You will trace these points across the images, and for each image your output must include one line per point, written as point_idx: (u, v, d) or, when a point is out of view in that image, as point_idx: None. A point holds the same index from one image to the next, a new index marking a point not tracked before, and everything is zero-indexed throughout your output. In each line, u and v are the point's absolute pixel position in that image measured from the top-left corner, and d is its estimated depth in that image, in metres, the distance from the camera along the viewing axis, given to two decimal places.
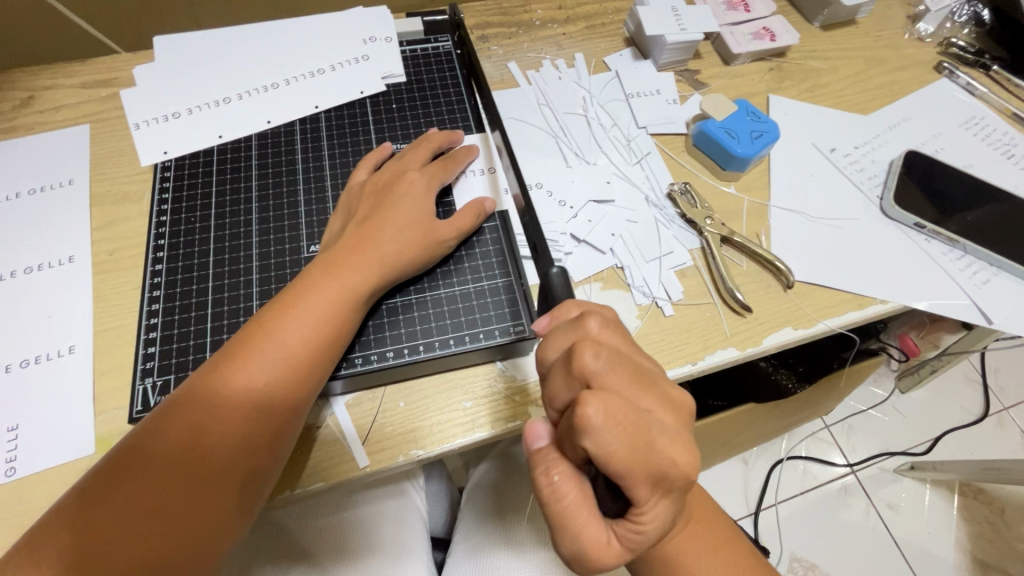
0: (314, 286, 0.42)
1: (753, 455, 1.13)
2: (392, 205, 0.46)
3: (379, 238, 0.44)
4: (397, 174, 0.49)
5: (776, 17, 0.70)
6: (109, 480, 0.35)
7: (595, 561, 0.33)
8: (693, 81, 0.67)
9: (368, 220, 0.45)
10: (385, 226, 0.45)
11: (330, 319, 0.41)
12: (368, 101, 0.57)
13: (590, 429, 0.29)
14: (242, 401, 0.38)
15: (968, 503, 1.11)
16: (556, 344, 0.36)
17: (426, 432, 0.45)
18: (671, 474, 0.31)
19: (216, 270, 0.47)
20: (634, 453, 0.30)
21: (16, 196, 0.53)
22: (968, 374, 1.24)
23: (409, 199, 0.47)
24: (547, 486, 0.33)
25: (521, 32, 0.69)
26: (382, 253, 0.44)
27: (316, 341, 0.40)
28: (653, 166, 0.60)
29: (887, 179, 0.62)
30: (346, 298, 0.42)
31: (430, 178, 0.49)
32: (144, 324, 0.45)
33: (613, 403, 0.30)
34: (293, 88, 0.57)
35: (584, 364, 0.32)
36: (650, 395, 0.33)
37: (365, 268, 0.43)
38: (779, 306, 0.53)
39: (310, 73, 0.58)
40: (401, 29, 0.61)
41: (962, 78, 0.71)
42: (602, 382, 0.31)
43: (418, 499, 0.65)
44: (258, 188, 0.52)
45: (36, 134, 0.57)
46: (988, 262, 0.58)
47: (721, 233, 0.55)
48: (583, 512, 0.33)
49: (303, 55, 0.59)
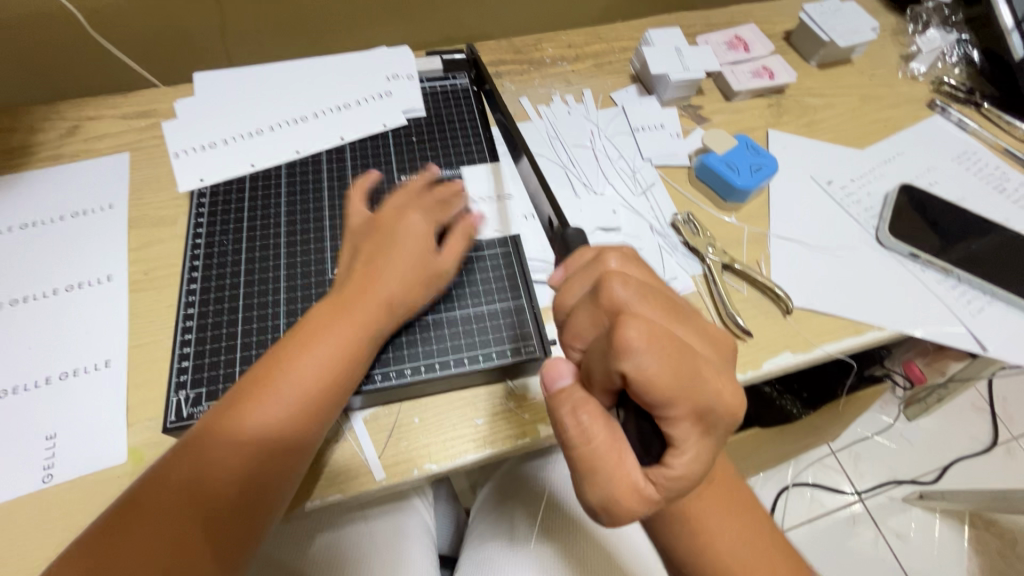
0: (329, 324, 0.44)
1: (759, 481, 1.13)
2: (396, 245, 0.48)
3: (386, 282, 0.46)
4: (399, 212, 0.51)
5: (774, 57, 0.74)
6: (134, 508, 0.37)
7: (625, 509, 0.32)
8: (695, 116, 0.70)
9: (373, 261, 0.47)
10: (390, 265, 0.47)
11: (341, 359, 0.43)
12: (390, 133, 0.61)
13: (631, 350, 0.29)
14: (258, 437, 0.40)
15: (979, 534, 1.10)
16: (579, 284, 0.36)
17: (440, 447, 0.47)
18: (713, 405, 0.31)
19: (247, 290, 0.51)
20: (678, 377, 0.30)
21: (60, 219, 0.57)
22: (975, 402, 1.24)
23: (412, 239, 0.49)
24: (574, 427, 0.33)
25: (533, 69, 0.73)
26: (393, 295, 0.46)
27: (329, 378, 0.42)
28: (657, 197, 0.63)
29: (883, 211, 0.64)
30: (357, 337, 0.44)
31: (430, 218, 0.51)
32: (178, 340, 0.48)
33: (652, 327, 0.30)
34: (321, 121, 0.61)
35: (614, 293, 0.32)
36: (686, 325, 0.34)
37: (375, 308, 0.45)
38: (778, 331, 0.55)
39: (337, 108, 0.62)
40: (423, 67, 0.66)
41: (954, 114, 0.74)
42: (633, 306, 0.32)
43: (427, 514, 0.67)
44: (287, 214, 0.55)
45: (80, 161, 0.62)
46: (981, 291, 0.60)
47: (723, 260, 0.58)
48: (613, 454, 0.32)
49: (331, 91, 0.63)
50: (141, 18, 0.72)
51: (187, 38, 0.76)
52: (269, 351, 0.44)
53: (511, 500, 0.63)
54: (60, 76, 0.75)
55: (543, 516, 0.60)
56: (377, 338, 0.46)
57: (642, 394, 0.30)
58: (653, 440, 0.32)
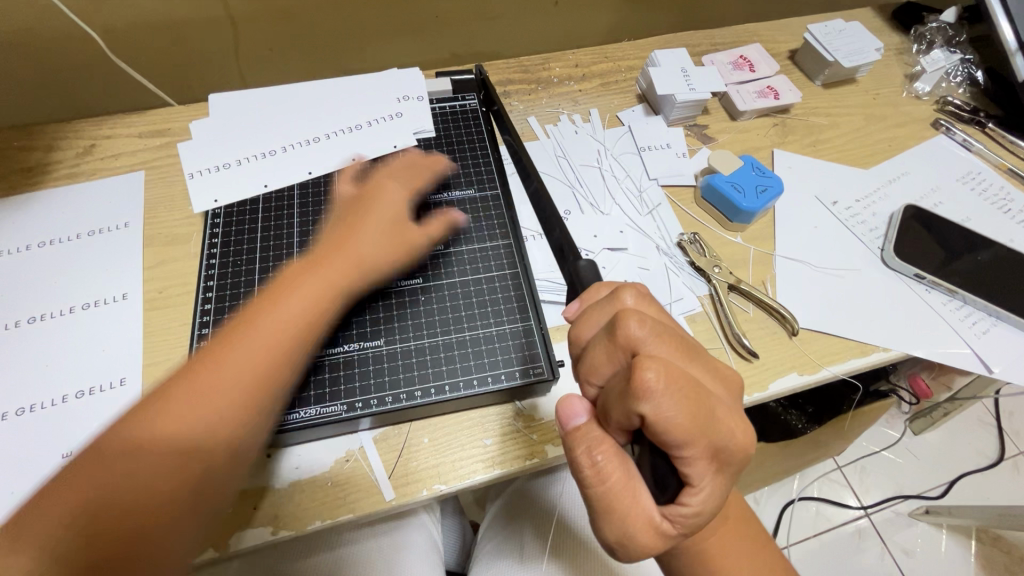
0: (300, 279, 0.46)
1: (764, 495, 1.13)
2: (375, 208, 0.52)
3: (359, 238, 0.49)
4: (376, 181, 0.55)
5: (779, 77, 0.74)
6: (98, 453, 0.36)
7: (641, 544, 0.33)
8: (701, 135, 0.71)
9: (348, 220, 0.51)
10: (365, 229, 0.50)
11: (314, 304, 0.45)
12: (401, 154, 0.62)
13: (651, 394, 0.29)
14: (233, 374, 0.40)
15: (987, 550, 1.09)
16: (594, 319, 0.37)
17: (449, 468, 0.48)
18: (727, 443, 0.31)
19: None
20: (696, 420, 0.30)
21: (77, 237, 0.58)
22: (982, 417, 1.23)
23: (387, 203, 0.53)
24: (590, 465, 0.33)
25: (541, 88, 0.74)
26: (365, 252, 0.49)
27: (304, 318, 0.44)
28: (663, 217, 0.64)
29: (888, 231, 0.65)
30: (332, 286, 0.46)
31: (404, 185, 0.55)
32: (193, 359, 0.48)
33: (669, 369, 0.31)
34: (333, 142, 0.62)
35: (630, 332, 0.33)
36: (699, 364, 0.34)
37: (347, 258, 0.48)
38: (785, 351, 0.55)
39: (349, 129, 0.63)
40: (432, 88, 0.67)
41: (959, 134, 0.74)
42: (649, 347, 0.32)
43: (433, 529, 0.68)
44: (299, 235, 0.56)
45: (96, 179, 0.63)
46: (987, 313, 0.60)
47: (729, 281, 0.58)
48: (628, 492, 0.32)
49: (341, 112, 0.64)
50: (156, 39, 0.73)
51: (200, 58, 0.78)
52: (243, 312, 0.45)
53: (518, 517, 0.63)
54: (77, 94, 0.76)
55: (551, 533, 0.60)
56: (346, 290, 0.47)
57: (660, 436, 0.30)
58: (668, 479, 0.32)
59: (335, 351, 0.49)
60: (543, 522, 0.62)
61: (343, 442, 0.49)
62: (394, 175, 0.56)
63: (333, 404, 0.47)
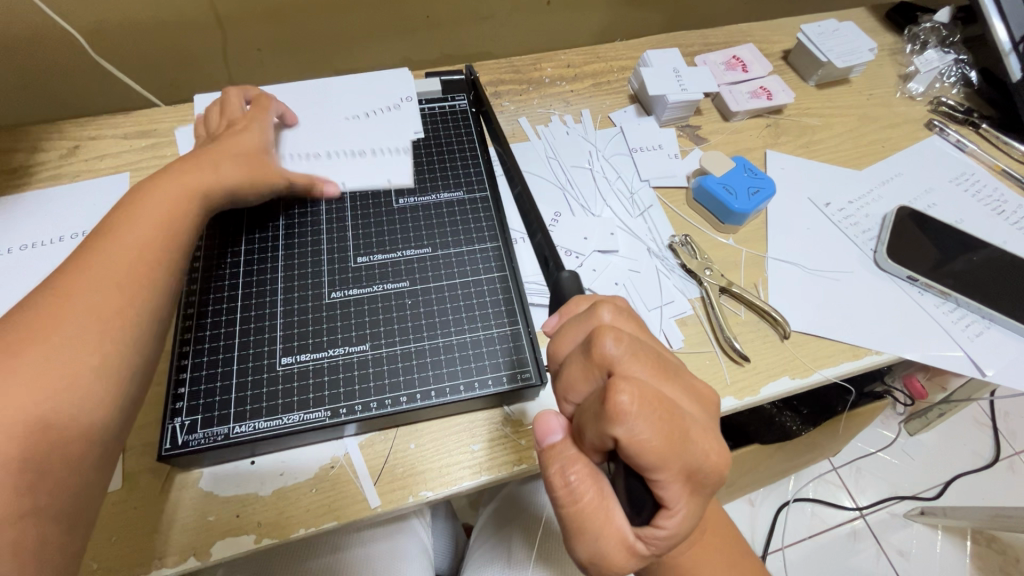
0: (157, 186, 0.45)
1: (759, 496, 1.12)
2: (229, 138, 0.52)
3: (215, 155, 0.49)
4: (232, 123, 0.55)
5: (772, 77, 0.74)
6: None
7: (615, 564, 0.32)
8: (693, 136, 0.71)
9: (200, 151, 0.50)
10: (219, 151, 0.50)
11: (169, 212, 0.44)
12: (394, 191, 0.59)
13: (624, 417, 0.29)
14: (107, 274, 0.39)
15: (982, 551, 1.09)
16: (572, 335, 0.36)
17: (435, 475, 0.47)
18: (703, 465, 0.31)
19: (243, 314, 0.50)
20: (672, 444, 0.29)
21: (60, 239, 0.57)
22: (977, 417, 1.23)
23: (242, 135, 0.53)
24: (563, 486, 0.33)
25: (531, 89, 0.73)
26: (218, 168, 0.49)
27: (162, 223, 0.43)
28: (655, 219, 0.63)
29: (881, 233, 0.64)
30: (191, 184, 0.46)
31: (263, 125, 0.55)
32: (173, 365, 0.47)
33: (644, 390, 0.30)
34: (324, 160, 0.59)
35: (605, 351, 0.32)
36: (678, 381, 0.33)
37: (199, 171, 0.47)
38: (776, 355, 0.55)
39: (349, 154, 0.60)
40: (421, 89, 0.67)
41: (952, 135, 0.74)
42: (624, 366, 0.32)
43: (425, 535, 0.67)
44: (285, 238, 0.55)
45: (79, 181, 0.62)
46: (980, 315, 0.60)
47: (720, 284, 0.58)
48: (601, 513, 0.32)
49: (338, 129, 0.62)
50: (144, 38, 0.73)
51: (189, 58, 0.77)
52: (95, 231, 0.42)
53: (507, 521, 0.63)
54: (62, 94, 0.75)
55: (540, 538, 0.60)
56: (212, 186, 0.47)
57: (633, 459, 0.29)
58: (644, 502, 0.31)
59: (320, 356, 0.49)
60: (533, 527, 0.61)
61: (329, 448, 0.48)
62: (252, 117, 0.56)
63: (317, 410, 0.46)
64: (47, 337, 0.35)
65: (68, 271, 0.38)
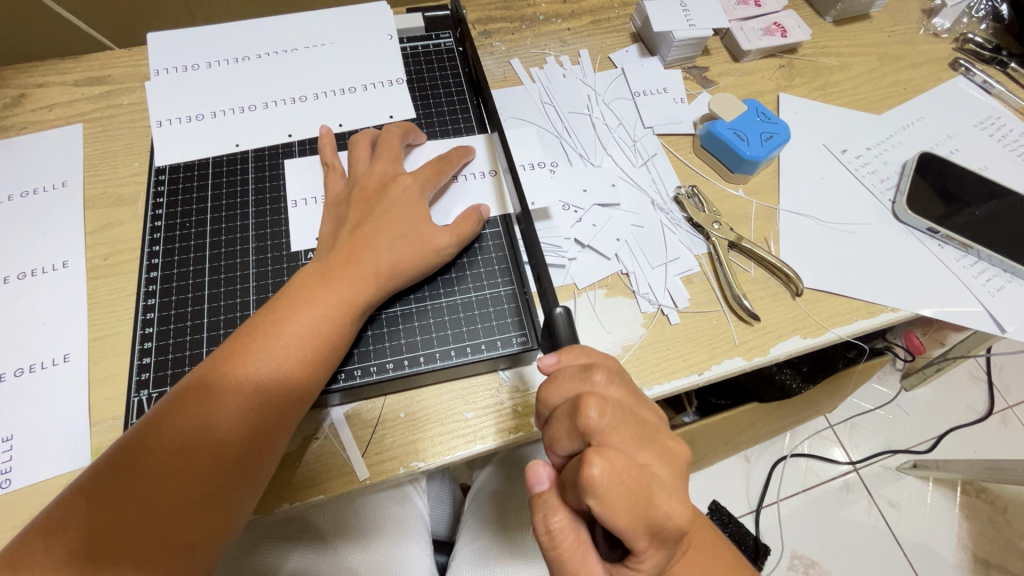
0: (336, 271, 0.42)
1: (755, 452, 1.13)
2: (393, 209, 0.45)
3: (370, 245, 0.43)
4: (387, 183, 0.47)
5: (787, 12, 0.67)
6: (166, 444, 0.36)
7: None
8: (701, 79, 0.65)
9: (361, 221, 0.45)
10: (380, 230, 0.44)
11: (334, 309, 0.41)
12: (513, 217, 0.51)
13: (595, 492, 0.27)
14: (259, 381, 0.38)
15: (971, 501, 1.10)
16: (559, 390, 0.33)
17: (427, 444, 0.44)
18: (668, 528, 0.30)
19: (212, 291, 0.47)
20: (640, 515, 0.28)
21: (8, 199, 0.52)
22: (973, 372, 1.22)
23: (401, 205, 0.46)
24: (544, 532, 0.32)
25: (524, 27, 0.67)
26: (389, 247, 0.44)
27: (305, 351, 0.40)
28: (659, 167, 0.59)
29: (901, 181, 0.60)
30: (362, 277, 0.42)
31: (423, 183, 0.48)
32: (137, 348, 0.45)
33: (619, 462, 0.28)
34: (483, 185, 0.52)
35: (588, 421, 0.29)
36: (657, 449, 0.31)
37: (372, 253, 0.43)
38: (787, 314, 0.52)
39: (480, 175, 0.53)
40: (401, 25, 0.60)
41: (978, 76, 0.69)
42: (607, 439, 0.29)
43: (421, 503, 0.64)
44: (255, 204, 0.51)
45: (27, 134, 0.56)
46: (1003, 269, 0.56)
47: (729, 238, 0.54)
48: (580, 555, 0.31)
49: (296, 75, 0.57)
50: None
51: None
52: (277, 308, 0.41)
53: (506, 495, 0.61)
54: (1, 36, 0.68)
55: None
56: (392, 278, 0.44)
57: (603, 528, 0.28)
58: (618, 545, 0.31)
59: None
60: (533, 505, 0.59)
61: (311, 422, 0.45)
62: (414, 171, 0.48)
63: None
64: (207, 435, 0.37)
65: (241, 363, 0.39)
